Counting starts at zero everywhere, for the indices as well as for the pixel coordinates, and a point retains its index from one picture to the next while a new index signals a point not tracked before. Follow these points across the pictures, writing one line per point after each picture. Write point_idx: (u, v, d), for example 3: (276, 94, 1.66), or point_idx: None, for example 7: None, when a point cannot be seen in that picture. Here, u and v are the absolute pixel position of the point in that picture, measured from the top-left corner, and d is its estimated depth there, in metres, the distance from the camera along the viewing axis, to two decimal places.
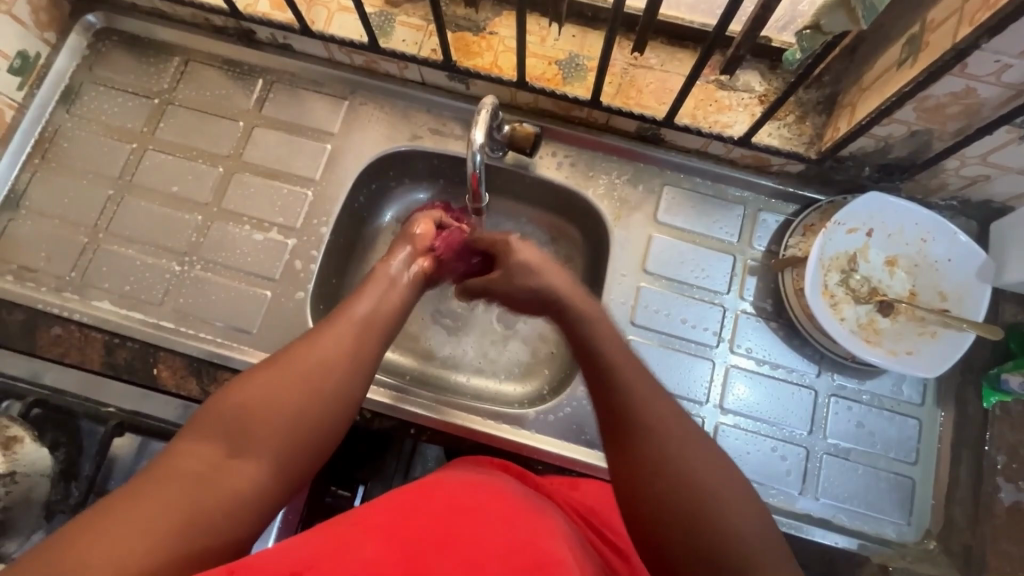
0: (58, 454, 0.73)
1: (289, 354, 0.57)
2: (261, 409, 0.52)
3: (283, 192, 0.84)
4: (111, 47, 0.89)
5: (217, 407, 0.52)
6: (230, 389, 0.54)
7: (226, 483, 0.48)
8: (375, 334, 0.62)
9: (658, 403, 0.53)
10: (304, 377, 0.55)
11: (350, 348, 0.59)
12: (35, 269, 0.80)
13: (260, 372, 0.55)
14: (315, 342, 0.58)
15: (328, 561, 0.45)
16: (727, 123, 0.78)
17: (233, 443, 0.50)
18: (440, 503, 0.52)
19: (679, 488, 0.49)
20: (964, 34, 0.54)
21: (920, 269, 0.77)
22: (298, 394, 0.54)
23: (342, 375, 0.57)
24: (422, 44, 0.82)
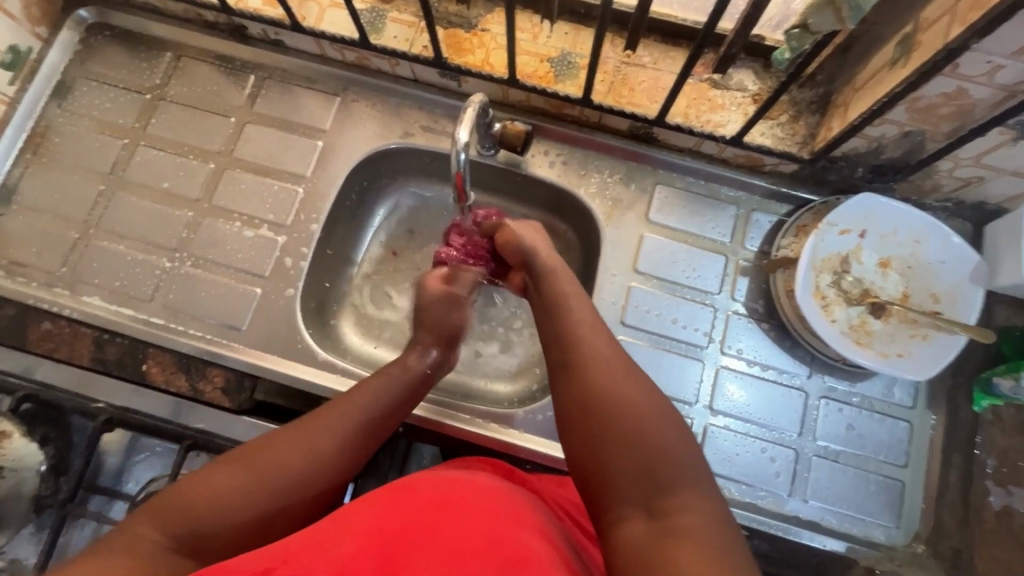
0: (45, 448, 0.75)
1: (268, 451, 0.56)
2: (227, 513, 0.51)
3: (274, 188, 0.84)
4: (103, 42, 0.89)
5: (182, 493, 0.51)
6: (204, 478, 0.53)
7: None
8: (366, 440, 0.61)
9: (615, 388, 0.55)
10: (283, 482, 0.54)
11: (334, 448, 0.58)
12: (26, 264, 0.80)
13: (239, 468, 0.54)
14: (306, 441, 0.57)
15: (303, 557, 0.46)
16: (719, 122, 0.77)
17: (187, 540, 0.49)
18: (423, 497, 0.51)
19: (635, 461, 0.51)
20: (954, 34, 0.53)
21: (913, 270, 0.76)
22: (269, 499, 0.53)
23: (320, 483, 0.57)
24: (413, 41, 0.82)
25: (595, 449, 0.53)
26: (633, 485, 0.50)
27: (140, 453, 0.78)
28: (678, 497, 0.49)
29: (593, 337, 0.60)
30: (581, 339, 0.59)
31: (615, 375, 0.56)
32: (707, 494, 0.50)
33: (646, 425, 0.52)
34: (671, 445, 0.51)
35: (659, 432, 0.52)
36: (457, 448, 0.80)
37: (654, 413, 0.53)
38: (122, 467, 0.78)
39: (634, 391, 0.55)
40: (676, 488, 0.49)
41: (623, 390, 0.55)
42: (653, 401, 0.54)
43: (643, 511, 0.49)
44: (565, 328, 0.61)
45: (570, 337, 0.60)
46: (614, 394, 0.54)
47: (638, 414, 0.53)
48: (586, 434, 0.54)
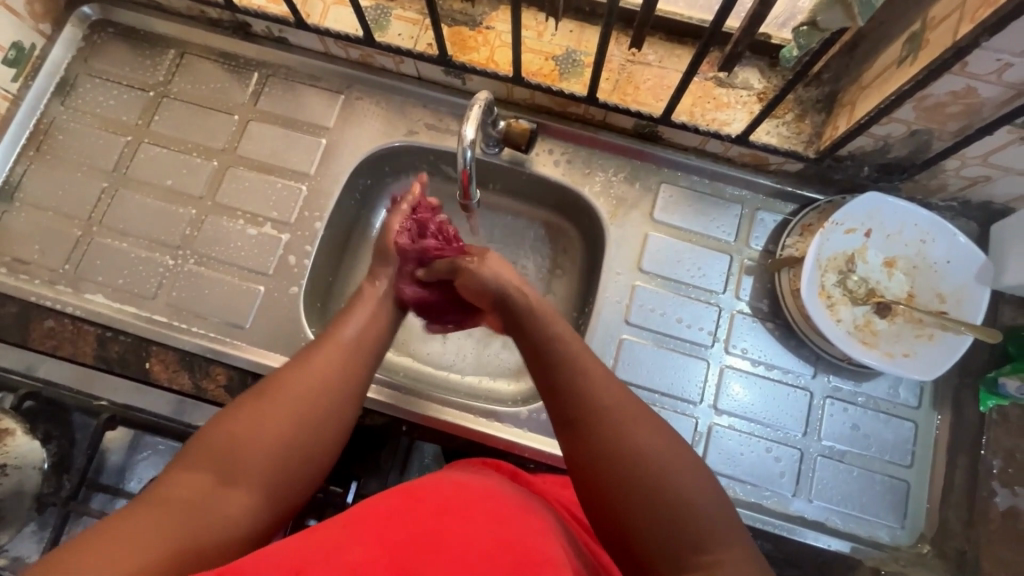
0: (49, 446, 0.75)
1: (277, 381, 0.57)
2: (253, 441, 0.53)
3: (277, 186, 0.84)
4: (107, 38, 0.88)
5: (207, 436, 0.53)
6: (223, 419, 0.54)
7: (216, 511, 0.48)
8: (365, 358, 0.63)
9: (631, 440, 0.52)
10: (298, 406, 0.56)
11: (339, 372, 0.60)
12: (29, 261, 0.80)
13: (254, 403, 0.55)
14: (311, 371, 0.59)
15: (313, 565, 0.44)
16: (725, 121, 0.77)
17: (222, 473, 0.50)
18: (431, 507, 0.51)
19: (661, 516, 0.49)
20: (964, 32, 0.53)
21: (919, 270, 0.76)
22: (289, 424, 0.54)
23: (333, 401, 0.58)
24: (418, 38, 0.81)
25: (615, 504, 0.51)
26: (662, 540, 0.48)
27: (143, 450, 0.79)
28: (712, 552, 0.47)
29: (601, 387, 0.56)
30: (589, 390, 0.56)
31: (628, 421, 0.54)
32: (737, 542, 0.49)
33: (667, 477, 0.50)
34: (696, 495, 0.50)
35: (682, 483, 0.50)
36: (460, 447, 0.80)
37: (674, 459, 0.52)
38: (124, 465, 0.78)
39: (652, 444, 0.52)
40: (709, 542, 0.48)
41: (640, 441, 0.52)
42: (671, 447, 0.52)
43: (673, 561, 0.48)
44: (571, 375, 0.57)
45: (577, 389, 0.56)
46: (631, 448, 0.52)
47: (658, 465, 0.51)
48: (604, 492, 0.51)
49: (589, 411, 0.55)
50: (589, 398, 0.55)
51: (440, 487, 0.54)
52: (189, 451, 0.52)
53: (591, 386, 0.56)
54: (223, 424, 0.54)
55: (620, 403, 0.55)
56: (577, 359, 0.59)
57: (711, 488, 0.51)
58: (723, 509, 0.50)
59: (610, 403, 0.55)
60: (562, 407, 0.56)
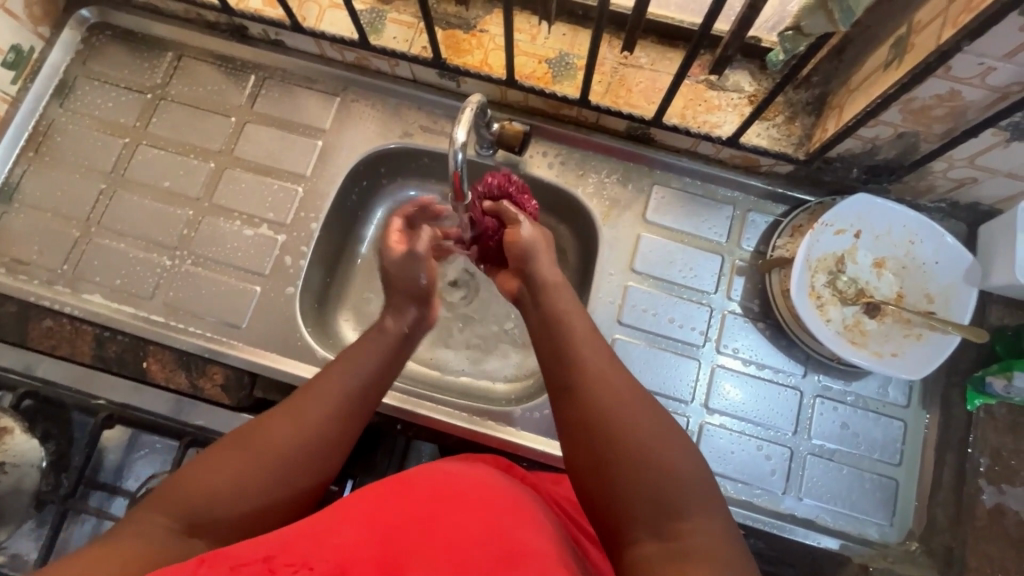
0: (47, 446, 0.76)
1: (267, 428, 0.54)
2: (228, 495, 0.50)
3: (274, 188, 0.85)
4: (106, 41, 0.89)
5: (183, 482, 0.49)
6: (200, 464, 0.51)
7: (184, 569, 0.46)
8: (360, 411, 0.59)
9: (620, 408, 0.54)
10: (282, 460, 0.53)
11: (333, 426, 0.57)
12: (28, 262, 0.81)
13: (235, 451, 0.52)
14: (305, 420, 0.55)
15: (301, 548, 0.45)
16: (716, 123, 0.78)
17: (196, 526, 0.48)
18: (421, 494, 0.52)
19: (643, 486, 0.50)
20: (947, 36, 0.53)
21: (908, 271, 0.77)
22: (270, 477, 0.52)
23: (320, 456, 0.55)
24: (413, 41, 0.82)
25: (600, 471, 0.52)
26: (642, 511, 0.49)
27: (140, 449, 0.79)
28: (691, 520, 0.48)
29: (595, 357, 0.58)
30: (584, 359, 0.58)
31: (619, 390, 0.55)
32: (717, 512, 0.49)
33: (653, 447, 0.51)
34: (680, 466, 0.51)
35: (669, 453, 0.51)
36: (455, 446, 0.81)
37: (662, 431, 0.52)
38: (122, 465, 0.78)
39: (641, 414, 0.53)
40: (689, 512, 0.48)
41: (629, 409, 0.53)
42: (659, 420, 0.53)
43: (652, 532, 0.48)
44: (567, 346, 0.59)
45: (573, 358, 0.58)
46: (621, 416, 0.53)
47: (645, 435, 0.52)
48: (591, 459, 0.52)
49: (581, 379, 0.56)
50: (584, 368, 0.57)
51: (432, 474, 0.55)
52: (158, 494, 0.49)
53: (586, 354, 0.58)
54: (197, 470, 0.51)
55: (614, 374, 0.57)
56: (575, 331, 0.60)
57: (696, 462, 0.52)
58: (705, 482, 0.50)
59: (603, 372, 0.56)
60: (558, 376, 0.58)
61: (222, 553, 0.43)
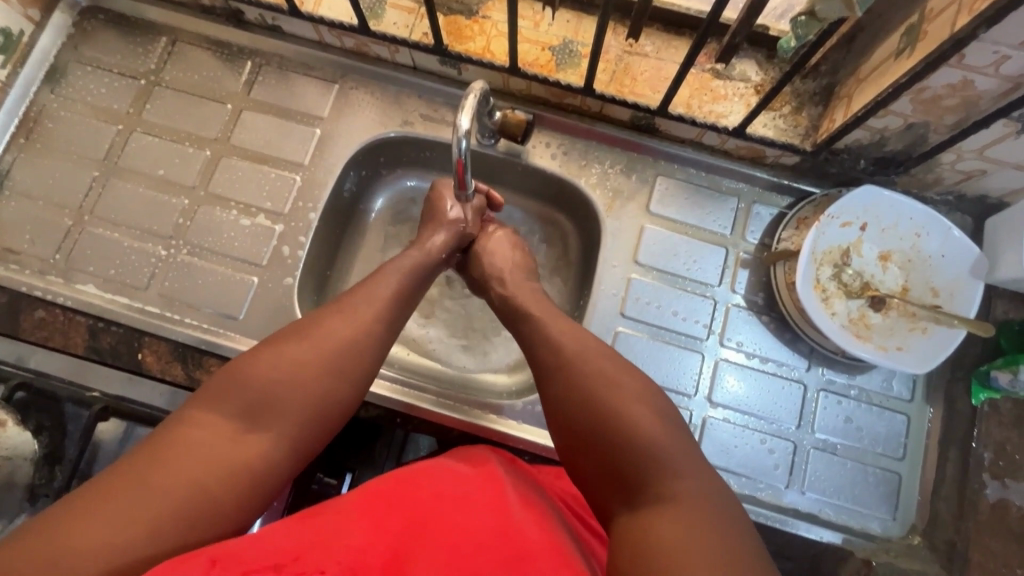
0: (41, 438, 0.73)
1: (305, 330, 0.57)
2: (278, 384, 0.53)
3: (271, 176, 0.83)
4: (97, 25, 0.87)
5: (232, 380, 0.53)
6: (250, 357, 0.55)
7: (239, 456, 0.49)
8: (390, 310, 0.63)
9: (591, 383, 0.55)
10: (324, 351, 0.56)
11: (364, 328, 0.59)
12: (19, 251, 0.79)
13: (281, 344, 0.56)
14: (339, 323, 0.59)
15: (312, 552, 0.45)
16: (722, 113, 0.76)
17: (246, 416, 0.51)
18: (428, 498, 0.52)
19: (615, 459, 0.50)
20: (962, 23, 0.52)
21: (914, 264, 0.76)
22: (315, 368, 0.55)
23: (356, 348, 0.58)
24: (413, 27, 0.81)
25: (578, 449, 0.53)
26: (616, 484, 0.50)
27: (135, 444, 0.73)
28: (666, 486, 0.48)
29: (571, 338, 0.60)
30: (560, 342, 0.60)
31: (592, 365, 0.57)
32: (697, 477, 0.49)
33: (625, 416, 0.52)
34: (652, 434, 0.51)
35: (640, 423, 0.51)
36: (455, 439, 0.80)
37: (632, 401, 0.53)
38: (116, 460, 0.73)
39: (613, 386, 0.54)
40: (663, 477, 0.49)
41: (598, 383, 0.55)
42: (629, 391, 0.54)
43: (627, 502, 0.49)
44: (544, 333, 0.62)
45: (549, 343, 0.60)
46: (590, 392, 0.54)
47: (615, 406, 0.53)
48: (568, 438, 0.54)
49: (558, 360, 0.58)
50: (559, 349, 0.59)
51: (440, 477, 0.55)
52: (209, 393, 0.52)
53: (562, 339, 0.60)
54: (246, 365, 0.54)
55: (590, 350, 0.58)
56: (553, 326, 0.62)
57: (671, 430, 0.52)
58: (681, 449, 0.50)
59: (577, 352, 0.58)
60: (537, 360, 0.60)
61: (231, 554, 0.42)
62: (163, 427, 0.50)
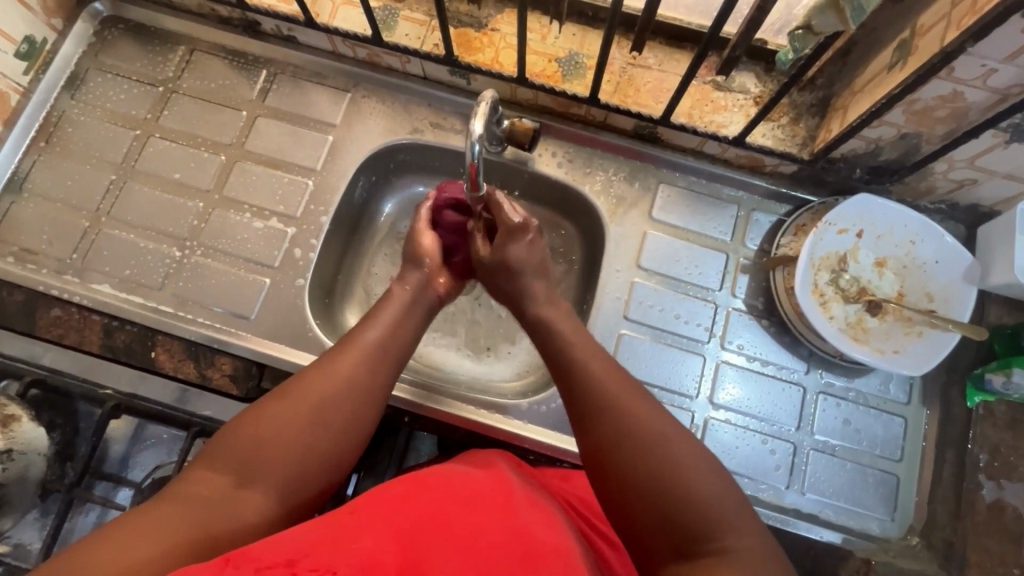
0: (53, 434, 0.77)
1: (300, 383, 0.59)
2: (273, 446, 0.55)
3: (284, 181, 0.85)
4: (118, 34, 0.90)
5: (228, 439, 0.55)
6: (245, 419, 0.56)
7: (235, 513, 0.51)
8: (386, 365, 0.65)
9: (636, 429, 0.55)
10: (319, 412, 0.58)
11: (360, 378, 0.61)
12: (36, 251, 0.81)
13: (276, 405, 0.57)
14: (335, 375, 0.60)
15: (323, 548, 0.46)
16: (722, 123, 0.79)
17: (241, 475, 0.53)
18: (437, 499, 0.53)
19: (663, 508, 0.51)
20: (951, 38, 0.55)
21: (909, 270, 0.78)
22: (310, 428, 0.57)
23: (353, 406, 0.60)
24: (425, 38, 0.84)
25: (622, 494, 0.53)
26: (667, 534, 0.50)
27: (147, 440, 0.80)
28: (719, 539, 0.49)
29: (612, 380, 0.60)
30: (603, 384, 0.59)
31: (634, 414, 0.56)
32: (741, 519, 0.51)
33: (672, 467, 0.52)
34: (699, 486, 0.51)
35: (689, 476, 0.52)
36: (461, 438, 0.81)
37: (679, 448, 0.54)
38: (125, 456, 0.79)
39: (659, 429, 0.55)
40: (716, 532, 0.49)
41: (645, 431, 0.55)
42: (673, 438, 0.54)
43: (679, 552, 0.49)
44: (586, 372, 0.61)
45: (591, 384, 0.60)
46: (642, 439, 0.54)
47: (661, 454, 0.53)
48: (614, 487, 0.54)
49: (601, 404, 0.58)
50: (599, 387, 0.59)
51: (446, 482, 0.56)
52: (207, 454, 0.55)
53: (606, 380, 0.60)
54: (241, 427, 0.56)
55: (634, 396, 0.58)
56: (597, 367, 0.61)
57: (719, 479, 0.53)
58: (729, 502, 0.51)
59: (618, 398, 0.58)
60: (577, 398, 0.60)
61: (245, 553, 0.44)
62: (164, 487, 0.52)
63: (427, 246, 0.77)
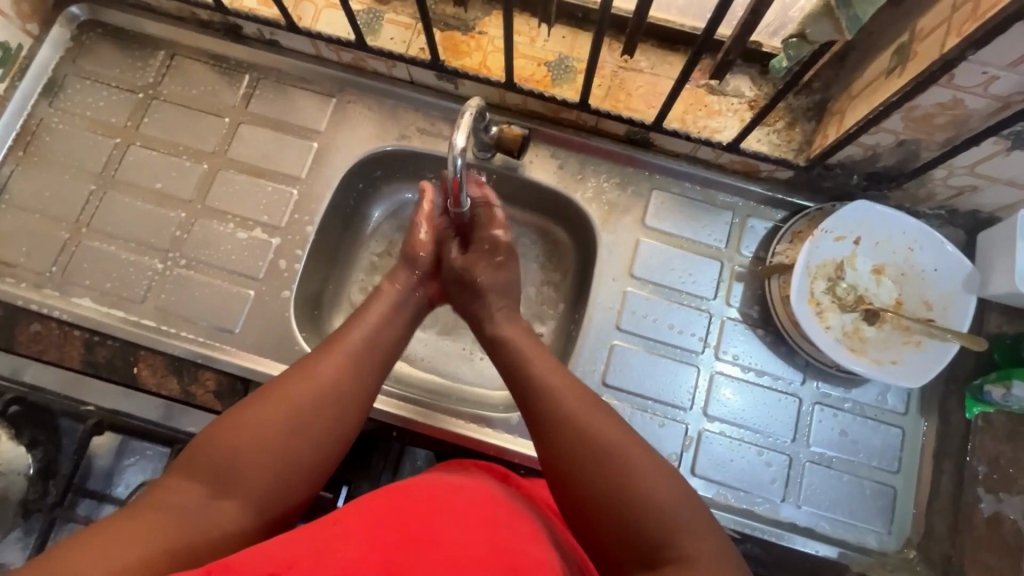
0: (34, 452, 0.74)
1: (280, 386, 0.58)
2: (249, 449, 0.53)
3: (268, 190, 0.83)
4: (96, 39, 0.87)
5: (203, 446, 0.53)
6: (220, 425, 0.54)
7: (209, 523, 0.49)
8: (368, 366, 0.63)
9: (592, 442, 0.54)
10: (294, 413, 0.56)
11: (340, 378, 0.60)
12: (15, 264, 0.79)
13: (253, 406, 0.55)
14: (313, 376, 0.59)
15: (306, 558, 0.45)
16: (716, 128, 0.77)
17: (217, 482, 0.51)
18: (423, 505, 0.51)
19: (626, 525, 0.50)
20: (951, 44, 0.53)
21: (907, 278, 0.76)
22: (287, 430, 0.55)
23: (335, 406, 0.58)
24: (410, 42, 0.82)
25: (582, 512, 0.52)
26: (629, 545, 0.49)
27: (130, 456, 0.77)
28: (679, 547, 0.48)
29: (570, 395, 0.59)
30: (561, 400, 0.58)
31: (590, 428, 0.55)
32: (709, 536, 0.49)
33: (627, 478, 0.51)
34: (658, 495, 0.50)
35: (647, 482, 0.51)
36: (451, 452, 0.80)
37: (638, 460, 0.53)
38: (112, 471, 0.76)
39: (622, 445, 0.54)
40: (674, 539, 0.48)
41: (602, 442, 0.54)
42: (631, 446, 0.54)
43: (641, 564, 0.49)
44: (543, 388, 0.60)
45: (550, 401, 0.58)
46: (599, 452, 0.53)
47: (620, 465, 0.52)
48: (574, 501, 0.53)
49: (559, 423, 0.57)
50: (558, 402, 0.58)
51: (433, 488, 0.54)
52: (181, 463, 0.53)
53: (564, 396, 0.58)
54: (217, 430, 0.54)
55: (591, 409, 0.57)
56: (553, 385, 0.60)
57: (682, 488, 0.52)
58: (690, 508, 0.50)
59: (576, 412, 0.57)
60: (536, 414, 0.58)
61: (229, 567, 0.43)
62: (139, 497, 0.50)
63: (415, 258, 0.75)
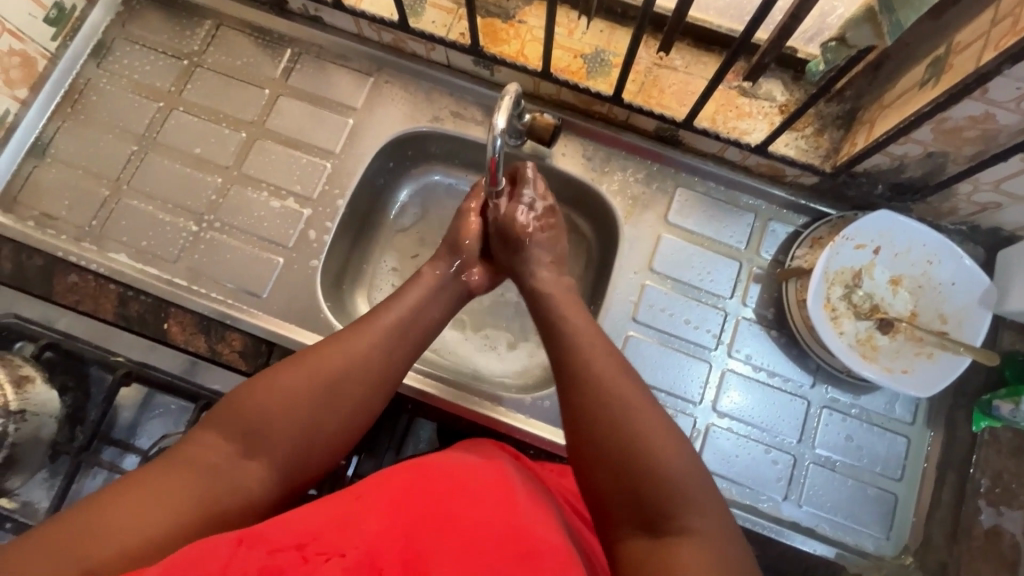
0: (64, 397, 0.77)
1: (315, 357, 0.59)
2: (281, 417, 0.55)
3: (302, 162, 0.86)
4: (146, 5, 0.90)
5: (240, 405, 0.55)
6: (257, 385, 0.56)
7: (238, 480, 0.51)
8: (398, 350, 0.63)
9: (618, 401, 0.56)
10: (325, 387, 0.57)
11: (373, 360, 0.61)
12: (57, 217, 0.82)
13: (287, 371, 0.57)
14: (347, 352, 0.60)
15: (331, 532, 0.46)
16: (745, 130, 0.79)
17: (248, 443, 0.53)
18: (442, 487, 0.52)
19: (636, 486, 0.51)
20: (987, 58, 0.54)
21: (923, 290, 0.77)
22: (318, 402, 0.56)
23: (363, 389, 0.59)
24: (451, 27, 0.84)
25: (593, 463, 0.54)
26: (630, 504, 0.51)
27: (155, 409, 0.82)
28: (680, 518, 0.49)
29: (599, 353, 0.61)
30: (592, 364, 0.60)
31: (611, 391, 0.57)
32: (715, 514, 0.50)
33: (642, 440, 0.53)
34: (668, 461, 0.52)
35: (660, 453, 0.52)
36: (463, 429, 0.82)
37: (658, 427, 0.54)
38: (135, 423, 0.81)
39: (641, 409, 0.55)
40: (682, 512, 0.50)
41: (620, 407, 0.56)
42: (649, 413, 0.55)
43: (644, 527, 0.50)
44: (577, 343, 0.63)
45: (582, 356, 0.61)
46: (618, 416, 0.55)
47: (636, 428, 0.54)
48: (589, 456, 0.55)
49: (589, 386, 0.58)
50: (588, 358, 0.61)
51: (450, 467, 0.56)
52: (217, 417, 0.55)
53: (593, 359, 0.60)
54: (254, 391, 0.56)
55: (619, 374, 0.59)
56: (586, 351, 0.61)
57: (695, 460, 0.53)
58: (702, 483, 0.52)
59: (601, 377, 0.58)
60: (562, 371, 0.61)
61: (257, 534, 0.44)
62: (177, 444, 0.53)
63: (460, 236, 0.75)
